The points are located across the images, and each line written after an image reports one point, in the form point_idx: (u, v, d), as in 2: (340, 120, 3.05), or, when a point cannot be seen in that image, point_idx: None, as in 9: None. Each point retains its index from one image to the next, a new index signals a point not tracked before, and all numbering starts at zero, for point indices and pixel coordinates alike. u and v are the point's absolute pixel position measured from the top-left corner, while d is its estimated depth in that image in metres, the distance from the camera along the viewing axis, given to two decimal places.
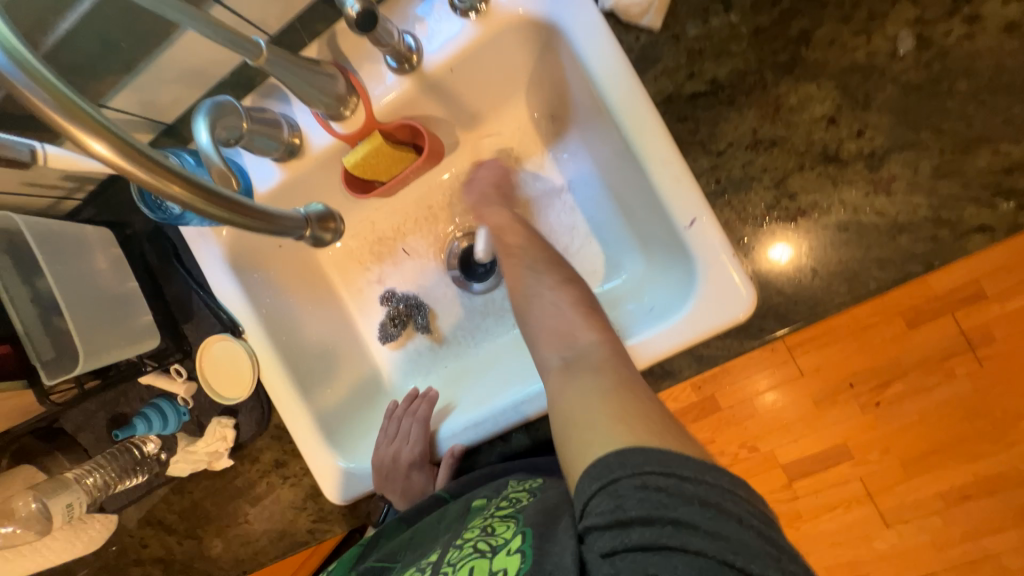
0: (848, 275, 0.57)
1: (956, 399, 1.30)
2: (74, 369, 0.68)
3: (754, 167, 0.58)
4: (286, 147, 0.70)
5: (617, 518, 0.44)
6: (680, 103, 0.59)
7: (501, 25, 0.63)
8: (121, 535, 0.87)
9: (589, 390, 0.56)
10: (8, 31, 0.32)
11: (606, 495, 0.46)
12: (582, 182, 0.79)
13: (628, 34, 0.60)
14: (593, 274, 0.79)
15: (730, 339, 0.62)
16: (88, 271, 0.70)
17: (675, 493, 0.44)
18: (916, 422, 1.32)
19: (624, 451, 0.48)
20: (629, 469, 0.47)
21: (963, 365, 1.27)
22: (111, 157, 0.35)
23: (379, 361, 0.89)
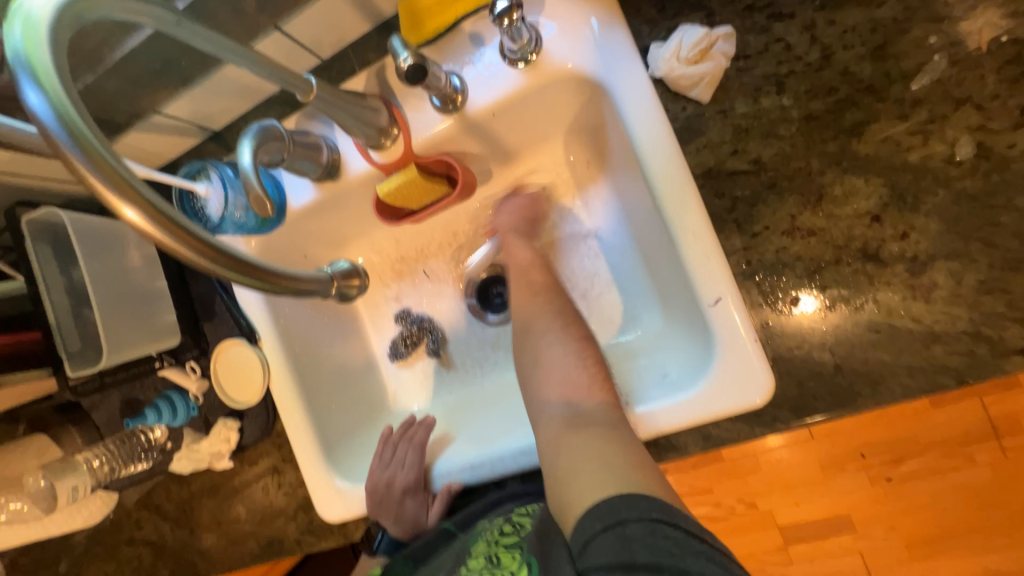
0: (873, 377, 0.55)
1: (974, 486, 1.24)
2: (95, 363, 0.71)
3: (787, 254, 0.56)
4: (324, 168, 0.71)
5: (622, 561, 0.45)
6: (719, 178, 0.58)
7: (549, 76, 0.63)
8: (118, 513, 0.90)
9: (597, 447, 0.54)
10: (71, 104, 0.34)
11: (612, 536, 0.47)
12: (611, 229, 0.78)
13: (675, 103, 0.59)
14: (608, 322, 0.78)
15: (742, 423, 0.60)
16: (121, 267, 0.73)
17: (681, 543, 0.45)
18: (927, 505, 1.26)
19: (619, 500, 0.48)
20: (636, 512, 0.47)
21: (985, 452, 1.23)
22: (144, 224, 0.36)
23: (386, 379, 0.89)
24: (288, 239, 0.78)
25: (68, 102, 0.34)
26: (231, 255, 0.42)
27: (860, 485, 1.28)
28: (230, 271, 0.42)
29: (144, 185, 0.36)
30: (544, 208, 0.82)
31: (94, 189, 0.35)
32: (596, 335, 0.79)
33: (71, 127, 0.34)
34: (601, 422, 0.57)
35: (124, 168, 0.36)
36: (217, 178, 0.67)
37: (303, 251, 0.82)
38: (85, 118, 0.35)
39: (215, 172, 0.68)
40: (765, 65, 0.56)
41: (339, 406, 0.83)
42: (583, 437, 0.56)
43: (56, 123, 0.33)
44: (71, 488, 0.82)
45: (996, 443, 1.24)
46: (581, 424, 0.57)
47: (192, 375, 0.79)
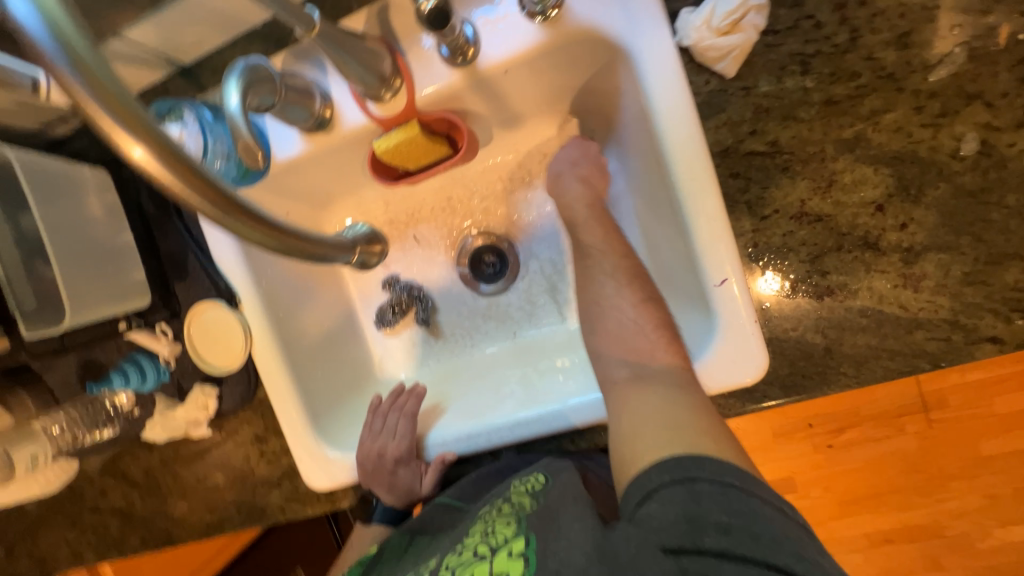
0: (859, 359, 0.58)
1: (902, 453, 1.39)
2: (56, 323, 0.67)
3: (793, 239, 0.57)
4: (316, 119, 0.65)
5: (688, 513, 0.46)
6: (736, 158, 0.57)
7: (569, 35, 0.59)
8: (82, 479, 0.87)
9: (659, 403, 0.55)
10: (68, 19, 0.30)
11: (681, 490, 0.48)
12: (610, 203, 0.77)
13: (699, 75, 0.57)
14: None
15: (733, 399, 0.63)
16: (80, 217, 0.68)
17: (753, 508, 0.47)
18: (860, 469, 1.41)
19: (686, 457, 0.50)
20: (709, 473, 0.48)
21: (914, 423, 1.38)
22: (156, 164, 0.33)
23: (372, 346, 0.87)
24: (270, 195, 0.73)
25: (64, 15, 0.30)
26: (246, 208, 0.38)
27: (804, 451, 1.41)
28: (244, 225, 0.39)
29: (152, 119, 0.33)
30: (543, 177, 0.79)
31: (93, 116, 0.31)
32: None
33: (66, 43, 0.30)
34: (663, 379, 0.58)
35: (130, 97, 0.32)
36: (193, 120, 0.60)
37: (287, 210, 0.75)
38: (83, 36, 0.31)
39: (191, 114, 0.61)
40: (792, 43, 0.55)
41: (325, 374, 0.80)
42: (647, 392, 0.57)
43: (49, 40, 0.29)
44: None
45: (924, 415, 1.38)
46: (648, 379, 0.58)
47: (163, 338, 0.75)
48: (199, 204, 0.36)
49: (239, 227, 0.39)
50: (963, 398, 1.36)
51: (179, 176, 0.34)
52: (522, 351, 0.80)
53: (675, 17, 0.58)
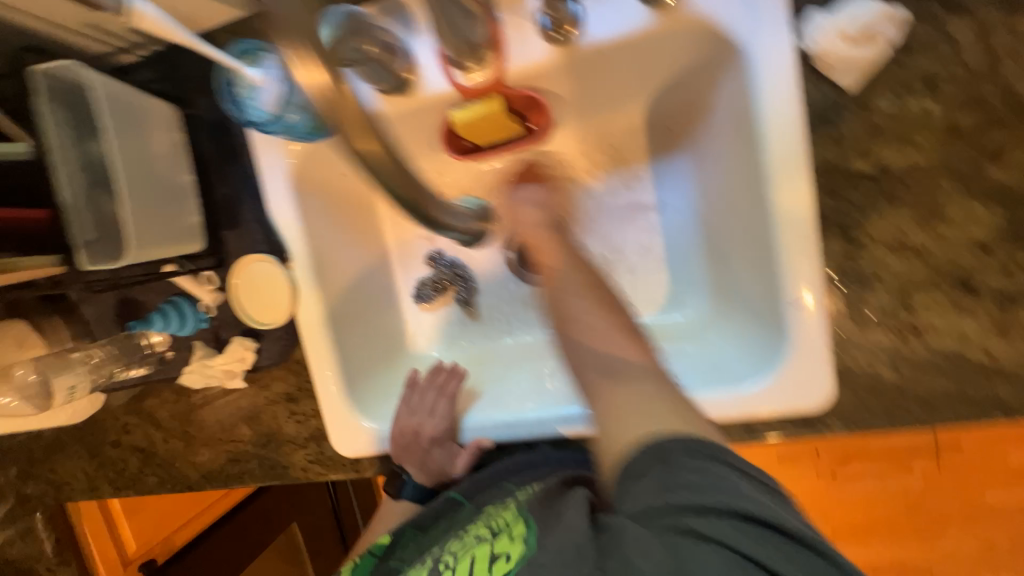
0: (930, 402, 0.56)
1: (904, 491, 1.38)
2: (118, 260, 0.62)
3: (884, 269, 0.55)
4: (397, 81, 0.62)
5: (665, 488, 0.44)
6: (837, 177, 0.54)
7: (679, 24, 0.57)
8: (106, 414, 0.86)
9: (644, 402, 0.50)
10: None
11: (657, 466, 0.46)
12: (675, 205, 0.73)
13: (814, 84, 0.54)
14: (651, 303, 0.75)
15: (789, 425, 0.61)
16: (145, 150, 0.63)
17: (730, 473, 0.45)
18: (859, 501, 1.40)
19: (658, 438, 0.47)
20: (682, 444, 0.46)
21: (921, 463, 1.36)
22: (317, 89, 0.35)
23: (406, 320, 0.84)
24: (331, 151, 0.71)
25: None
26: (388, 154, 0.38)
27: (806, 476, 1.41)
28: (385, 174, 0.39)
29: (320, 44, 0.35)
30: (607, 169, 0.74)
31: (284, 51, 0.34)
32: (634, 313, 0.75)
33: None
34: (635, 372, 0.53)
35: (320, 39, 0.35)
36: (274, 64, 0.58)
37: (342, 169, 0.75)
38: None
39: (273, 57, 0.59)
40: (924, 62, 0.51)
41: (364, 343, 0.77)
42: (623, 394, 0.52)
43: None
44: (68, 388, 0.73)
45: (934, 457, 1.36)
46: (619, 380, 0.53)
47: (208, 285, 0.74)
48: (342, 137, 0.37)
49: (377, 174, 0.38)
50: (977, 445, 1.34)
51: (327, 105, 0.36)
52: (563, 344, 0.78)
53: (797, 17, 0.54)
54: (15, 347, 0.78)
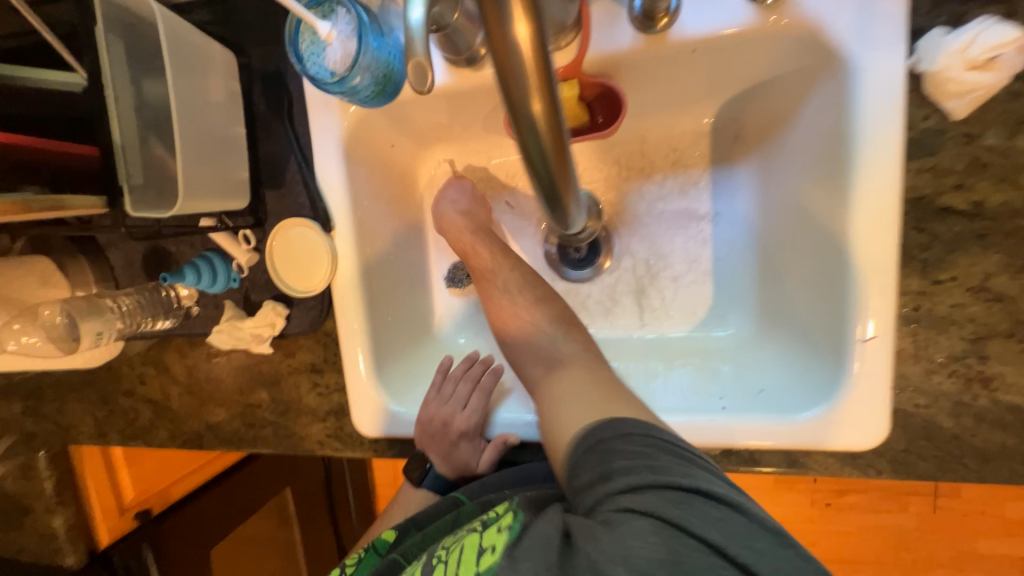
0: (988, 455, 0.54)
1: (896, 528, 1.37)
2: (168, 210, 0.60)
3: (962, 312, 0.52)
4: (469, 54, 0.60)
5: (602, 470, 0.53)
6: (929, 210, 0.52)
7: (783, 28, 0.53)
8: (123, 362, 0.84)
9: (569, 396, 0.60)
10: None
11: (598, 451, 0.55)
12: (730, 218, 0.71)
13: (920, 108, 0.51)
14: (689, 315, 0.72)
15: (833, 460, 0.59)
16: (202, 96, 0.60)
17: (652, 449, 0.53)
18: (850, 533, 1.39)
19: (604, 422, 0.57)
20: (614, 431, 0.55)
21: (917, 504, 1.34)
22: (525, 44, 0.31)
23: (437, 302, 0.81)
24: (385, 120, 0.69)
25: None
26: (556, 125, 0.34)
27: (800, 502, 1.39)
28: (547, 147, 0.35)
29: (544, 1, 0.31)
30: (665, 172, 0.72)
31: None
32: (673, 322, 0.73)
33: None
34: (575, 362, 0.66)
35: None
36: (347, 20, 0.56)
37: (390, 139, 0.72)
38: None
39: (346, 12, 0.56)
40: None
41: (395, 322, 0.75)
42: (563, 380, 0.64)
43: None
44: (95, 332, 0.71)
45: (931, 499, 1.34)
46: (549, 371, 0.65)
47: (244, 245, 0.71)
48: (518, 98, 0.33)
49: (533, 144, 0.34)
50: (976, 491, 1.33)
51: (518, 60, 0.31)
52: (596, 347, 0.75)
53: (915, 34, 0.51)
54: (37, 284, 0.76)
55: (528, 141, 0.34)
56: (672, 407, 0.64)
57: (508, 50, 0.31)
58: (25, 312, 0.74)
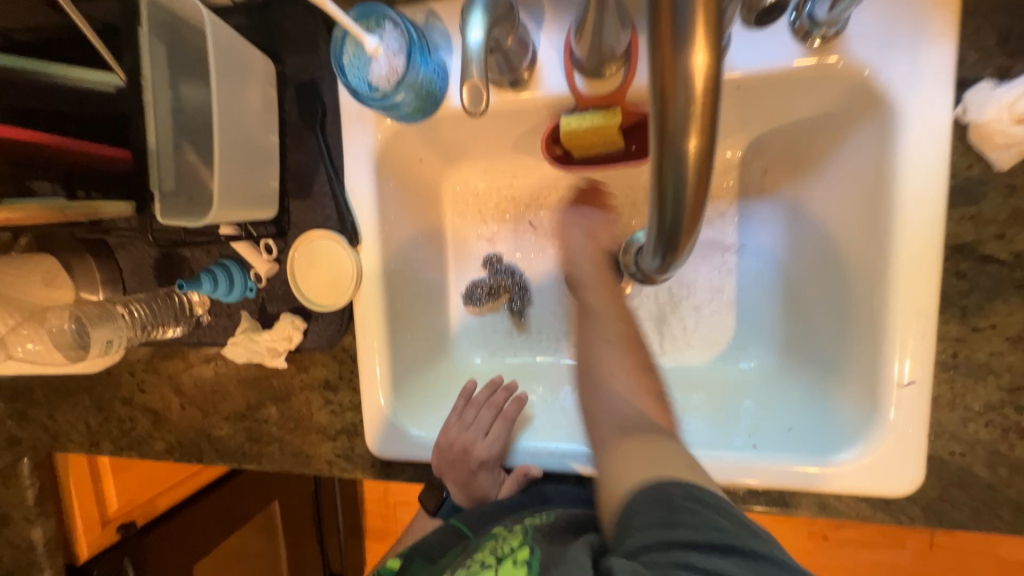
0: (1021, 505, 0.54)
1: (897, 569, 1.26)
2: (198, 218, 0.58)
3: (999, 361, 0.53)
4: (513, 77, 0.60)
5: (663, 531, 0.39)
6: (969, 258, 0.53)
7: (831, 71, 0.54)
8: (124, 368, 0.81)
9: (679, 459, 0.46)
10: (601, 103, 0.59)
11: (656, 505, 0.41)
12: (756, 252, 0.70)
13: (962, 158, 0.53)
14: (711, 345, 0.72)
15: (865, 504, 0.58)
16: (242, 104, 0.59)
17: (710, 512, 0.40)
18: (848, 571, 1.27)
19: (662, 485, 0.41)
20: (683, 491, 0.41)
21: (914, 540, 1.25)
22: (699, 74, 0.31)
23: (451, 320, 0.79)
24: (418, 137, 0.68)
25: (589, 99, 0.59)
26: (708, 167, 0.33)
27: (797, 535, 1.28)
28: (685, 189, 0.33)
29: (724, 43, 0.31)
30: None
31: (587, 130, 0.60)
32: (695, 352, 0.72)
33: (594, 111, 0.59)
34: (649, 427, 0.48)
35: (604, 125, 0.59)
36: (393, 37, 0.56)
37: (419, 155, 0.71)
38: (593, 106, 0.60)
39: (393, 28, 0.56)
40: None
41: (412, 339, 0.72)
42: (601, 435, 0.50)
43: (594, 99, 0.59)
44: (105, 340, 0.67)
45: (927, 533, 1.24)
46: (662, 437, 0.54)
47: (265, 254, 0.69)
48: (672, 129, 0.32)
49: (674, 177, 0.33)
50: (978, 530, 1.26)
51: (686, 92, 0.31)
52: None
53: (962, 86, 0.52)
54: (40, 285, 0.72)
55: (668, 174, 0.33)
56: (689, 442, 0.62)
57: (680, 78, 0.31)
58: (32, 315, 0.71)
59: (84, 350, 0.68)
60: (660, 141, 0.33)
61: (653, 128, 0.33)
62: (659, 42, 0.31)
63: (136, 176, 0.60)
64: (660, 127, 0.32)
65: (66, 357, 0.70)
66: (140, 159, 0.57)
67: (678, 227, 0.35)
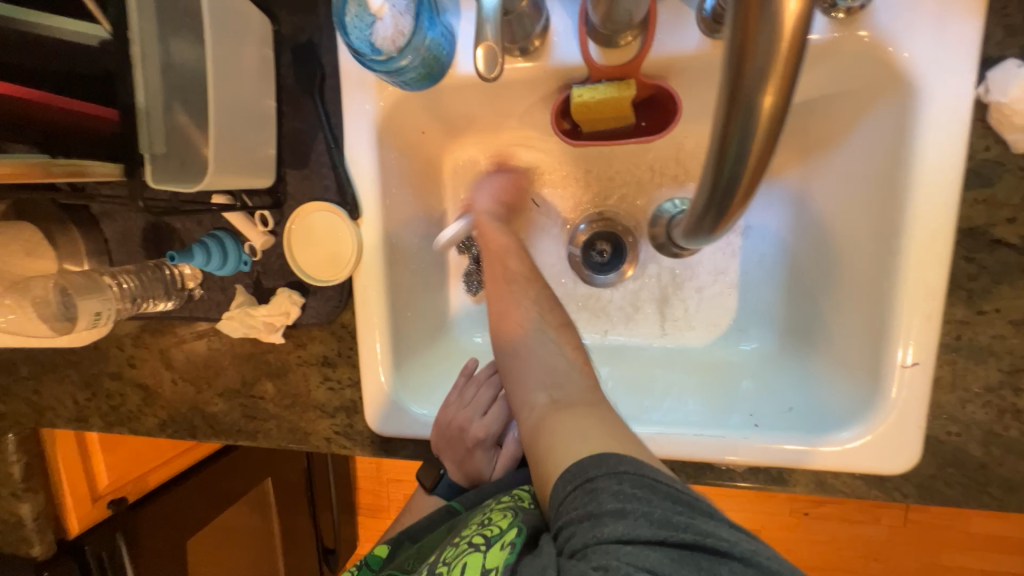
0: (1010, 484, 0.56)
1: (870, 542, 1.31)
2: (195, 185, 0.55)
3: (1000, 344, 0.54)
4: (526, 43, 0.57)
5: (590, 512, 0.47)
6: (979, 242, 0.53)
7: (854, 45, 0.52)
8: (112, 343, 0.78)
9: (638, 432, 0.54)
10: (613, 78, 0.57)
11: (584, 492, 0.49)
12: (762, 234, 0.69)
13: (980, 140, 0.52)
14: (713, 327, 0.71)
15: (861, 482, 0.60)
16: (238, 64, 0.56)
17: (637, 485, 0.47)
18: (824, 544, 1.32)
19: (587, 460, 0.50)
20: (605, 469, 0.49)
21: (889, 516, 1.29)
22: (791, 16, 0.28)
23: (452, 299, 0.77)
24: (422, 105, 0.64)
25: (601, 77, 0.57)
26: (786, 109, 0.31)
27: (780, 510, 1.32)
28: (747, 157, 0.33)
29: None
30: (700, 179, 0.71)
31: (596, 105, 0.57)
32: (698, 333, 0.71)
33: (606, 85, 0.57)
34: (600, 398, 0.58)
35: (615, 99, 0.57)
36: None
37: (421, 124, 0.68)
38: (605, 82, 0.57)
39: None
40: None
41: (414, 317, 0.71)
42: (578, 407, 0.57)
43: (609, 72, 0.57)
44: (93, 313, 0.64)
45: (902, 510, 1.29)
46: None
47: (260, 226, 0.66)
48: (747, 85, 0.31)
49: (738, 141, 0.32)
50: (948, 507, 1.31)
51: (770, 41, 0.29)
52: (614, 354, 0.73)
53: (986, 64, 0.52)
54: (21, 254, 0.69)
55: (734, 130, 0.32)
56: (682, 422, 0.63)
57: (766, 21, 0.29)
58: (16, 285, 0.68)
59: (71, 322, 0.66)
60: (730, 96, 0.32)
61: (725, 83, 0.32)
62: None
63: (123, 138, 0.57)
64: (734, 81, 0.31)
65: (52, 330, 0.68)
66: (129, 120, 0.54)
67: (742, 190, 0.35)
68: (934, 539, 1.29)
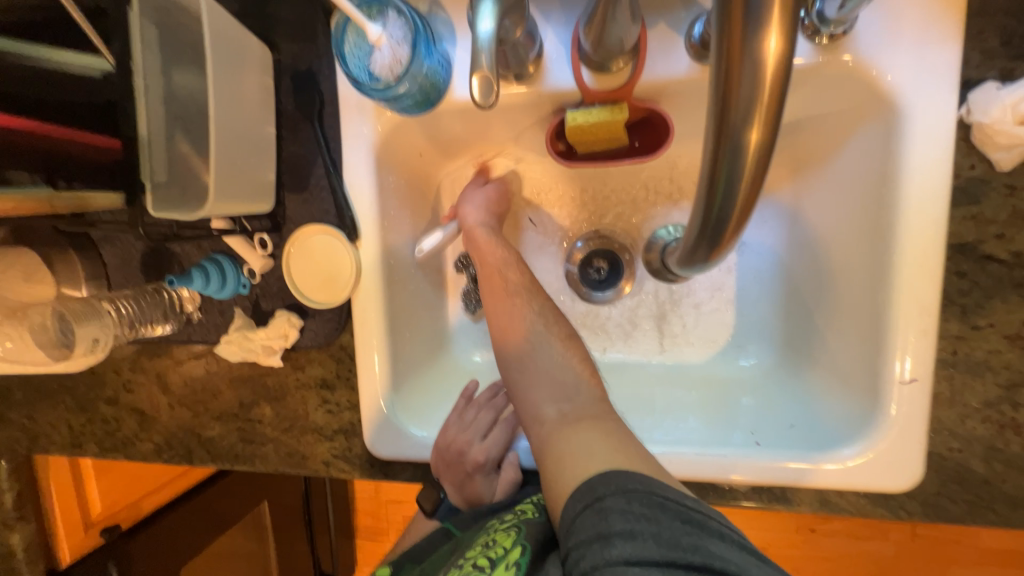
0: (1015, 500, 0.55)
1: (879, 558, 1.29)
2: (195, 212, 0.56)
3: (997, 359, 0.54)
4: (520, 70, 0.59)
5: (599, 533, 0.46)
6: (970, 257, 0.54)
7: (840, 69, 0.54)
8: (109, 367, 0.78)
9: (639, 452, 0.53)
10: (607, 102, 0.59)
11: (594, 512, 0.48)
12: (757, 250, 0.70)
13: (965, 158, 0.54)
14: (711, 343, 0.71)
15: (865, 500, 0.59)
16: (240, 93, 0.57)
17: (649, 505, 0.47)
18: (831, 560, 1.30)
19: (597, 479, 0.50)
20: (614, 488, 0.48)
21: (896, 531, 1.27)
22: (771, 57, 0.30)
23: (450, 318, 0.77)
24: (419, 129, 0.66)
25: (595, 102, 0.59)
26: (774, 140, 0.32)
27: (786, 526, 1.30)
28: (742, 186, 0.33)
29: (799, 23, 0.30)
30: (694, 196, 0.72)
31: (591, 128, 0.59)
32: (696, 350, 0.71)
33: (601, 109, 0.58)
34: (598, 417, 0.58)
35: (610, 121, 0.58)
36: (397, 26, 0.54)
37: (419, 148, 0.69)
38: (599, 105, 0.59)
39: (397, 18, 0.55)
40: None
41: (412, 337, 0.71)
42: (577, 428, 0.57)
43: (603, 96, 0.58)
44: (90, 339, 0.65)
45: (909, 525, 1.27)
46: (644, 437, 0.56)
47: (259, 250, 0.67)
48: (735, 115, 0.31)
49: (728, 169, 0.33)
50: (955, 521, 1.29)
51: (754, 75, 0.30)
52: (613, 372, 0.72)
53: (967, 86, 0.53)
54: (20, 279, 0.69)
55: (722, 166, 0.33)
56: (683, 441, 0.62)
57: (748, 62, 0.30)
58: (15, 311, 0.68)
59: (69, 348, 0.67)
60: (717, 128, 0.32)
61: (711, 115, 0.32)
62: (728, 22, 0.30)
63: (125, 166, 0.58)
64: (722, 112, 0.32)
65: (50, 357, 0.68)
66: (132, 148, 0.55)
67: (737, 218, 0.35)
68: (943, 555, 1.26)
